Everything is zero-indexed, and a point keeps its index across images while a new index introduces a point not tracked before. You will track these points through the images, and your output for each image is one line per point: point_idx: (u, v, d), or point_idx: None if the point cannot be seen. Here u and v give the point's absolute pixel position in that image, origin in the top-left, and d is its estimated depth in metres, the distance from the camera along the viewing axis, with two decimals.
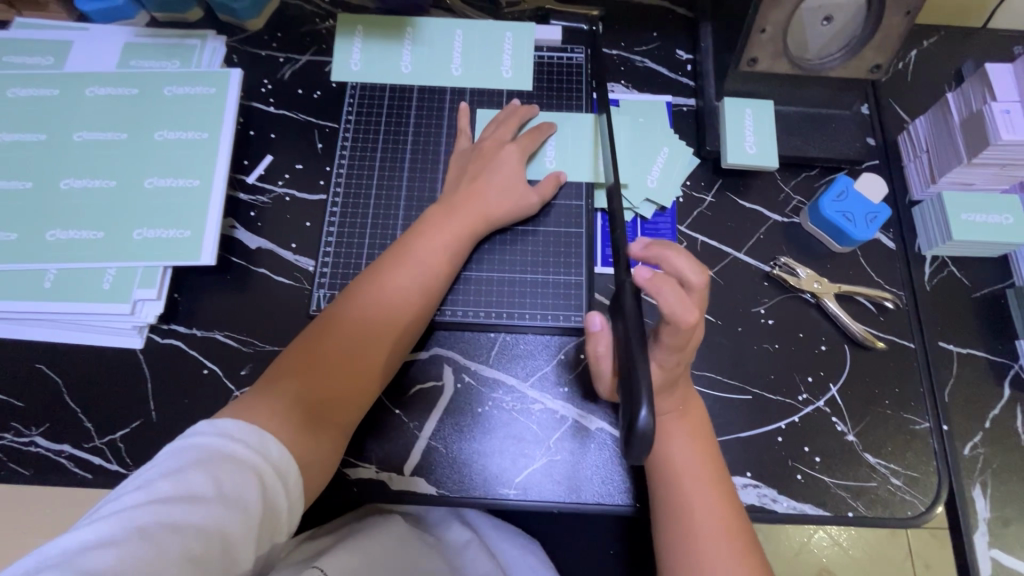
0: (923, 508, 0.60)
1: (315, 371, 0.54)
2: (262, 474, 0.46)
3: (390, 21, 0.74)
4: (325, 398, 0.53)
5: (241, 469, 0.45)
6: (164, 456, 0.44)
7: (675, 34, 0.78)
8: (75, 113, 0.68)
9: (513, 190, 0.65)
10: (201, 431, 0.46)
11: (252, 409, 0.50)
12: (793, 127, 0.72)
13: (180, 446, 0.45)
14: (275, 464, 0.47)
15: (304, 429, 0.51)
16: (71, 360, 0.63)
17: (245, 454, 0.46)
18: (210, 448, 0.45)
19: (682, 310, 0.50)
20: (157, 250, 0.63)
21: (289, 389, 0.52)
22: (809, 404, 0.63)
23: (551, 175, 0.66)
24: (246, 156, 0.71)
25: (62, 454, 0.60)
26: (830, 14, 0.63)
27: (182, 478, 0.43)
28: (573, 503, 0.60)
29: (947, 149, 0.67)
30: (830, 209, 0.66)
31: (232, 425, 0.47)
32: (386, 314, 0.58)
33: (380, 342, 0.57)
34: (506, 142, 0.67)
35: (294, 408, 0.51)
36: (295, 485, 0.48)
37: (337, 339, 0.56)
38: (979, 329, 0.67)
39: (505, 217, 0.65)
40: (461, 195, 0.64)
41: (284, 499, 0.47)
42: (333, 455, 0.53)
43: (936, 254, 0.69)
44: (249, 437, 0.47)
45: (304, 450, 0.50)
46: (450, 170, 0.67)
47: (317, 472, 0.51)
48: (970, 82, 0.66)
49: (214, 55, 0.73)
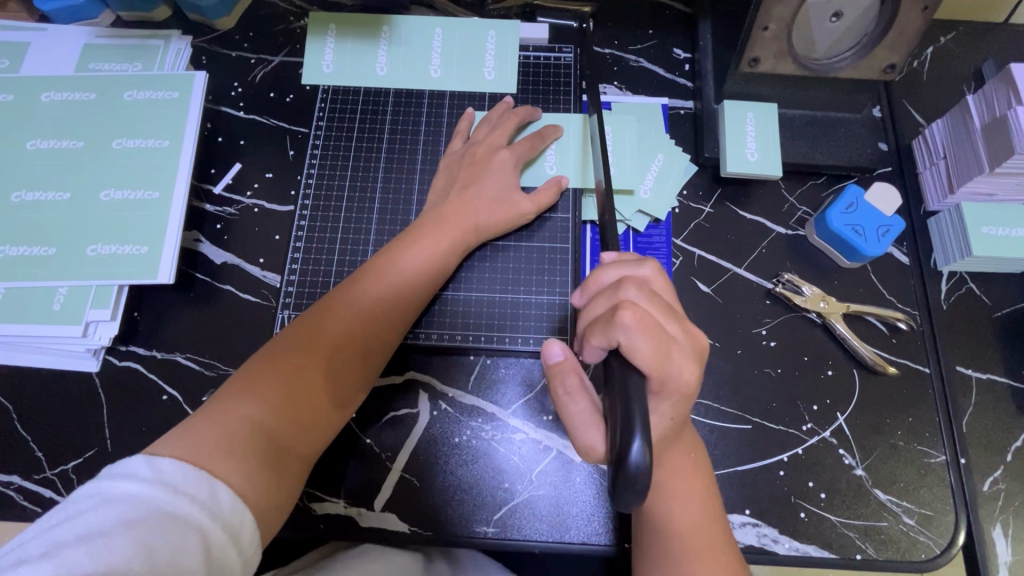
0: (939, 550, 0.55)
1: (281, 397, 0.49)
2: (206, 529, 0.39)
3: (365, 19, 0.69)
4: (290, 428, 0.49)
5: (179, 524, 0.38)
6: (83, 509, 0.38)
7: (673, 31, 0.73)
8: (29, 120, 0.64)
9: (505, 200, 0.60)
10: (135, 475, 0.40)
11: (204, 435, 0.44)
12: (799, 132, 0.66)
13: (104, 498, 0.38)
14: (224, 513, 0.41)
15: (265, 467, 0.46)
16: (24, 385, 0.59)
17: (186, 503, 0.40)
18: (144, 499, 0.39)
19: (631, 326, 0.44)
20: (113, 268, 0.59)
21: (250, 418, 0.47)
22: (814, 434, 0.58)
23: (550, 182, 0.61)
24: (213, 165, 0.67)
25: (11, 486, 0.57)
26: (839, 9, 0.58)
27: (102, 542, 0.36)
28: (556, 542, 0.55)
29: (968, 158, 0.61)
30: (838, 222, 0.61)
31: (175, 467, 0.41)
32: (361, 335, 0.53)
33: (354, 361, 0.53)
34: (499, 147, 0.62)
35: (255, 442, 0.46)
36: (249, 536, 0.43)
37: (306, 362, 0.51)
38: (1000, 352, 0.61)
39: (495, 227, 0.60)
40: (450, 206, 0.59)
41: (232, 556, 0.41)
42: (292, 488, 0.48)
43: (954, 271, 0.64)
44: (196, 483, 0.41)
45: (264, 491, 0.45)
46: (438, 178, 0.63)
47: (275, 510, 0.46)
48: (992, 83, 0.59)
49: (180, 57, 0.69)
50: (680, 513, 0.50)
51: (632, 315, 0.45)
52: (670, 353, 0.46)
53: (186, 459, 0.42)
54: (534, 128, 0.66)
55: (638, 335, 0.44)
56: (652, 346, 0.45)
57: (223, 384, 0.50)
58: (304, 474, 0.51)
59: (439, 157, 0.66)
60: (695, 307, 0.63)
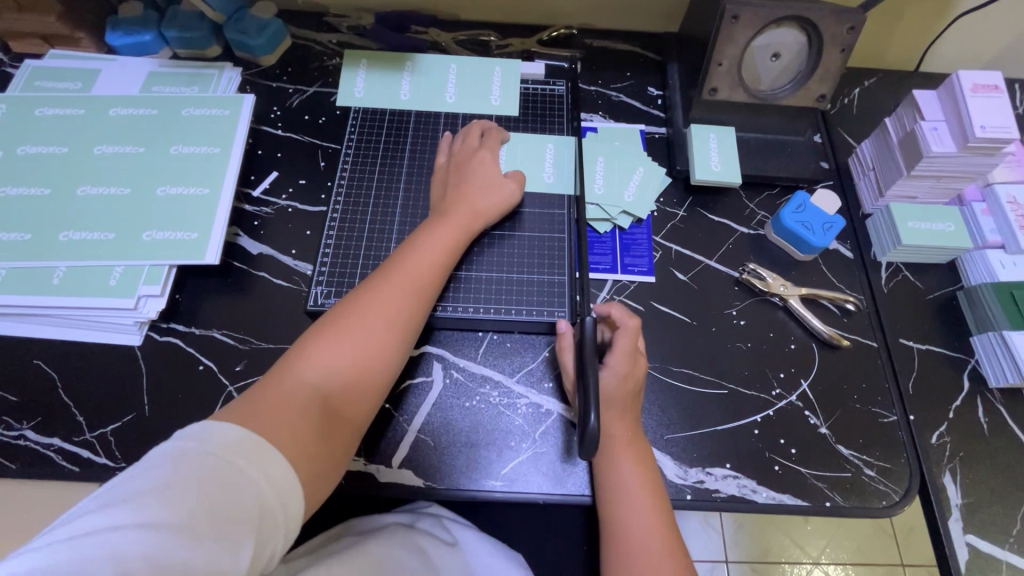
0: (897, 498, 0.62)
1: (328, 366, 0.54)
2: (260, 493, 0.43)
3: (391, 56, 0.83)
4: (337, 393, 0.54)
5: (239, 489, 0.42)
6: (155, 463, 0.42)
7: (647, 73, 0.88)
8: (98, 130, 0.74)
9: (492, 185, 0.71)
10: (199, 438, 0.44)
11: (256, 409, 0.49)
12: (754, 151, 0.79)
13: (176, 455, 0.43)
14: (277, 481, 0.45)
15: (316, 435, 0.50)
16: (71, 357, 0.65)
17: (244, 466, 0.44)
18: (207, 459, 0.43)
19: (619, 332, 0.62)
20: (165, 250, 0.67)
21: (302, 391, 0.52)
22: (782, 398, 0.66)
23: (514, 173, 0.72)
24: (254, 172, 0.77)
25: (51, 447, 0.61)
26: (777, 51, 0.73)
27: (174, 498, 0.40)
28: (560, 495, 0.61)
29: (891, 167, 0.73)
30: (790, 220, 0.72)
31: (233, 434, 0.45)
32: (394, 308, 0.59)
33: (389, 339, 0.58)
34: (478, 151, 0.73)
35: (307, 409, 0.51)
36: (297, 503, 0.46)
37: (348, 334, 0.56)
38: (935, 328, 0.71)
39: (493, 212, 0.70)
40: (451, 198, 0.69)
41: (283, 520, 0.45)
42: (342, 456, 0.53)
43: (891, 263, 0.75)
44: (251, 447, 0.45)
45: (315, 454, 0.50)
46: (437, 175, 0.73)
47: (325, 476, 0.51)
48: (902, 107, 0.72)
49: (230, 83, 0.81)
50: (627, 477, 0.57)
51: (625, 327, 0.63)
52: (638, 374, 0.62)
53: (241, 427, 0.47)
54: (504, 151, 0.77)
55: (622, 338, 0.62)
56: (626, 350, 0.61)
57: (273, 366, 0.55)
58: (353, 445, 0.55)
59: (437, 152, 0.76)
60: (673, 291, 0.73)
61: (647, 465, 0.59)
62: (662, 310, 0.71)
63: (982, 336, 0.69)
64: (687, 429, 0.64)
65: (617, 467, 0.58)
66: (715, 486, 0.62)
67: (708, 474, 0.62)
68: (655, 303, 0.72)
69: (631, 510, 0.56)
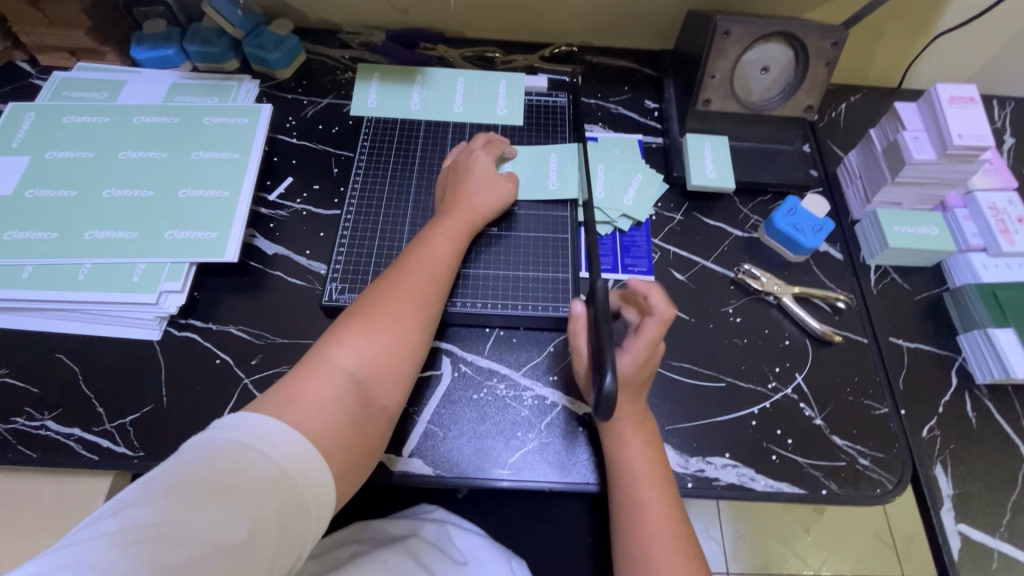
0: (891, 486, 0.64)
1: (362, 353, 0.56)
2: (295, 488, 0.46)
3: (402, 71, 0.87)
4: (369, 382, 0.56)
5: (273, 484, 0.44)
6: (195, 456, 0.44)
7: (644, 88, 0.93)
8: (123, 136, 0.77)
9: (492, 185, 0.74)
10: (237, 432, 0.46)
11: (290, 401, 0.51)
12: (746, 159, 0.84)
13: (210, 450, 0.44)
14: (310, 474, 0.47)
15: (350, 425, 0.52)
16: (91, 351, 0.67)
17: (281, 461, 0.46)
18: (245, 454, 0.45)
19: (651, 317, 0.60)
20: (186, 249, 0.70)
21: (333, 383, 0.54)
22: (778, 391, 0.69)
23: (506, 175, 0.76)
24: (270, 177, 0.81)
25: (72, 437, 0.63)
26: (766, 65, 0.78)
27: (210, 493, 0.42)
28: (565, 483, 0.63)
29: (876, 174, 0.77)
30: (782, 223, 0.76)
31: (271, 428, 0.47)
32: (418, 299, 0.61)
33: (412, 330, 0.60)
34: (474, 152, 0.76)
35: (340, 401, 0.53)
36: (329, 490, 0.48)
37: (378, 323, 0.58)
38: (923, 326, 0.75)
39: (493, 211, 0.73)
40: (451, 198, 0.72)
41: (314, 510, 0.47)
42: (374, 444, 0.55)
43: (879, 264, 0.78)
44: (287, 441, 0.47)
45: (349, 443, 0.52)
46: (441, 180, 0.76)
47: (360, 464, 0.53)
48: (885, 118, 0.77)
49: (249, 94, 0.85)
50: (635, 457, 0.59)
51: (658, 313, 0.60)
52: (655, 361, 0.61)
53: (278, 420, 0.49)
54: (508, 166, 0.80)
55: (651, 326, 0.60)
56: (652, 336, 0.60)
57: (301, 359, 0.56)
58: (384, 433, 0.57)
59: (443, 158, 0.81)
60: (672, 291, 0.76)
61: (653, 445, 0.61)
62: None
63: (968, 333, 0.72)
64: (687, 421, 0.67)
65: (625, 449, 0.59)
66: (715, 475, 0.64)
67: (708, 463, 0.64)
68: None
69: (640, 490, 0.58)
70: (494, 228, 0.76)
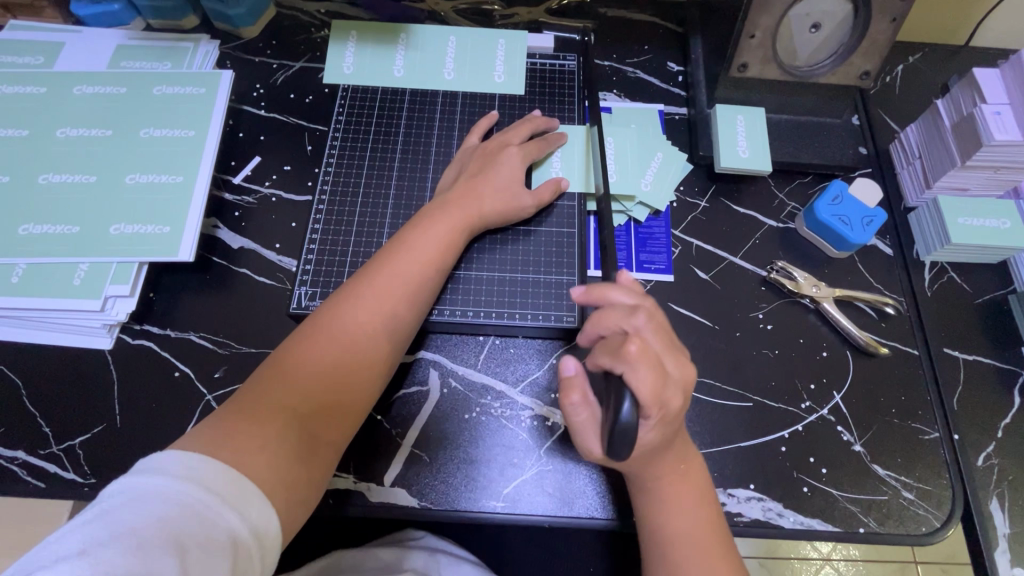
0: (939, 524, 0.56)
1: (313, 379, 0.49)
2: (236, 536, 0.39)
3: (384, 28, 0.75)
4: (323, 407, 0.49)
5: (213, 529, 0.38)
6: (115, 505, 0.37)
7: (668, 47, 0.79)
8: (61, 111, 0.67)
9: (510, 192, 0.62)
10: (168, 473, 0.39)
11: (230, 431, 0.44)
12: (786, 134, 0.72)
13: (140, 493, 0.38)
14: (253, 520, 0.40)
15: (297, 459, 0.46)
16: (36, 362, 0.60)
17: (219, 505, 0.39)
18: (180, 500, 0.38)
19: (631, 356, 0.45)
20: (135, 246, 0.61)
21: (280, 408, 0.47)
22: (812, 412, 0.60)
23: (551, 182, 0.64)
24: (233, 158, 0.70)
25: (15, 461, 0.56)
26: (818, 21, 0.64)
27: (137, 543, 0.35)
28: (564, 517, 0.55)
29: (941, 155, 0.66)
30: (825, 213, 0.65)
31: (208, 467, 0.40)
32: (386, 311, 0.53)
33: (375, 346, 0.52)
34: (508, 146, 0.65)
35: (286, 432, 0.46)
36: (275, 535, 0.42)
37: (337, 340, 0.51)
38: (983, 336, 0.65)
39: (501, 216, 0.62)
40: (455, 191, 0.61)
41: (257, 559, 0.40)
42: (325, 474, 0.49)
43: (935, 262, 0.68)
44: (226, 482, 0.40)
45: (295, 482, 0.45)
46: (449, 170, 0.66)
47: (305, 500, 0.46)
48: (958, 87, 0.65)
49: (207, 58, 0.74)
50: (678, 519, 0.50)
51: (634, 346, 0.45)
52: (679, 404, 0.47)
53: (212, 455, 0.42)
54: (557, 160, 0.68)
55: (641, 367, 0.45)
56: (650, 376, 0.44)
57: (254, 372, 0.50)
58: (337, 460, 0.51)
59: (438, 140, 0.70)
60: (693, 292, 0.66)
61: (705, 507, 0.51)
62: (681, 313, 0.64)
63: None
64: (708, 446, 0.59)
65: (668, 507, 0.51)
66: (738, 510, 0.56)
67: (729, 496, 0.57)
68: (673, 305, 0.65)
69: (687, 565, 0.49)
70: (508, 228, 0.65)
